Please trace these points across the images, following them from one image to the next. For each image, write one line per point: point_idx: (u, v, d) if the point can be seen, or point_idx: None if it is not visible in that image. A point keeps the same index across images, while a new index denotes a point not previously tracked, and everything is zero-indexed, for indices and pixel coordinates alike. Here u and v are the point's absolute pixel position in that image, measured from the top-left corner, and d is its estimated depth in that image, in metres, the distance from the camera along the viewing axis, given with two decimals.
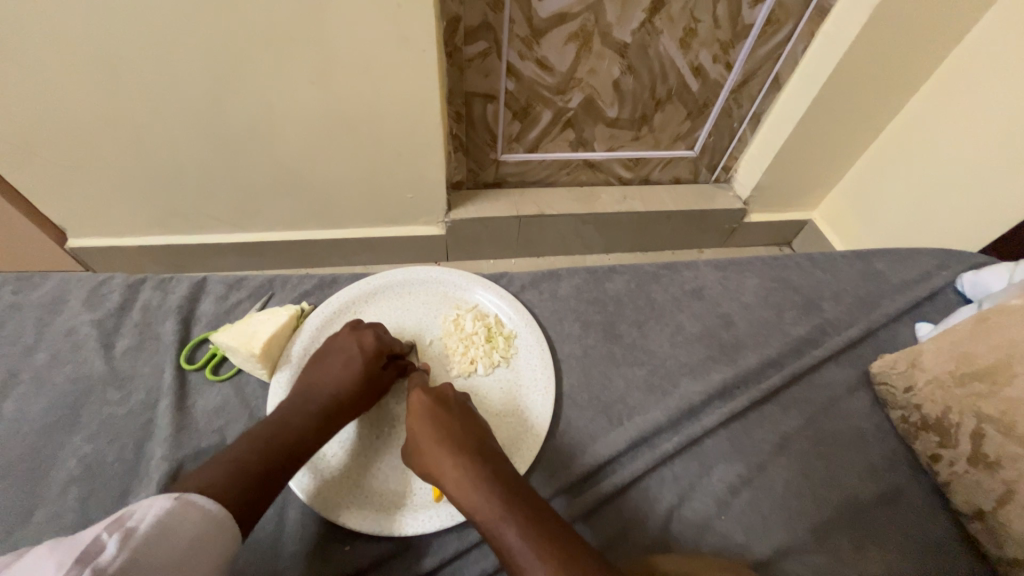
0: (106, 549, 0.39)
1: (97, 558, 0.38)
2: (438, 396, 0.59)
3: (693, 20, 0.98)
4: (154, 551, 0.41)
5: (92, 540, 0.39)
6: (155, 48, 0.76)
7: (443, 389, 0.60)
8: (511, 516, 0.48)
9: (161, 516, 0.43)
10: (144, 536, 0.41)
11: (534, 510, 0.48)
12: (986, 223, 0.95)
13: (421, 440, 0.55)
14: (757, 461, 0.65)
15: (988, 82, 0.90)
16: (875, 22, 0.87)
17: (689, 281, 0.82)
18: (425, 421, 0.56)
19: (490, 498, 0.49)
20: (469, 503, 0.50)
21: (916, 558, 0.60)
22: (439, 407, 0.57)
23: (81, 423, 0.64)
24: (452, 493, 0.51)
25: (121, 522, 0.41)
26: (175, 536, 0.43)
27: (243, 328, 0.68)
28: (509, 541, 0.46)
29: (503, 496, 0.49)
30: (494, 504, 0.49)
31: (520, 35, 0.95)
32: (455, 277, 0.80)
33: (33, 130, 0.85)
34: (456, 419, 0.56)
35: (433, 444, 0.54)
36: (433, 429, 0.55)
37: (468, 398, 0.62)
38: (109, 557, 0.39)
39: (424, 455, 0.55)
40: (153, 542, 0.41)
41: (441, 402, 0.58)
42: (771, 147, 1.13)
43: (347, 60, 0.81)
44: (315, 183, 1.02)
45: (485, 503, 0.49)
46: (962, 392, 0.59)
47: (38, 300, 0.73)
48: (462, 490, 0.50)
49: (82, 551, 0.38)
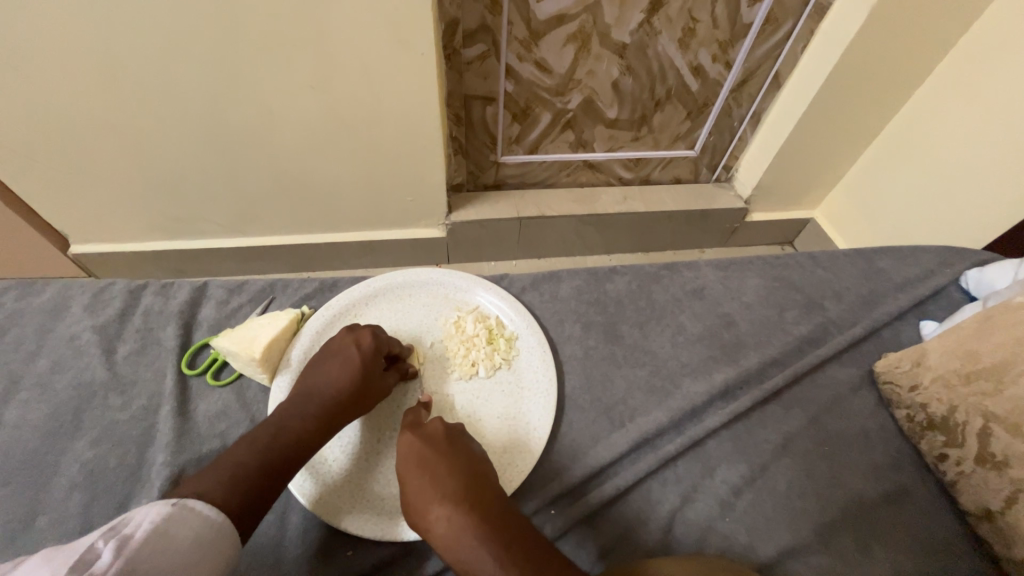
0: (101, 557, 0.39)
1: (91, 565, 0.38)
2: (428, 436, 0.57)
3: (692, 20, 0.98)
4: (152, 558, 0.41)
5: (87, 548, 0.39)
6: (153, 54, 0.76)
7: (432, 424, 0.59)
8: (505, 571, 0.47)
9: (158, 522, 0.43)
10: (141, 542, 0.41)
11: (527, 565, 0.48)
12: (989, 220, 0.94)
13: (409, 487, 0.54)
14: (760, 462, 0.64)
15: (990, 79, 0.90)
16: (874, 20, 0.86)
17: (689, 281, 0.82)
18: (413, 468, 0.55)
19: (484, 551, 0.48)
20: (460, 557, 0.49)
21: (923, 559, 0.59)
22: (426, 450, 0.56)
23: (83, 428, 0.64)
24: (442, 545, 0.50)
25: (118, 529, 0.41)
26: (172, 544, 0.43)
27: (243, 332, 0.68)
28: None
29: (497, 550, 0.48)
30: (487, 559, 0.48)
31: (519, 37, 0.95)
32: (455, 279, 0.79)
33: (33, 136, 0.85)
34: (444, 462, 0.55)
35: (420, 492, 0.53)
36: (421, 476, 0.54)
37: (463, 431, 0.60)
38: (105, 564, 0.39)
39: (412, 506, 0.53)
40: (151, 547, 0.41)
41: (428, 442, 0.57)
42: (771, 146, 1.13)
43: (345, 64, 0.81)
44: (315, 187, 1.02)
45: (477, 558, 0.48)
46: (968, 390, 0.59)
47: (40, 306, 0.74)
48: (452, 545, 0.50)
49: (77, 560, 0.38)
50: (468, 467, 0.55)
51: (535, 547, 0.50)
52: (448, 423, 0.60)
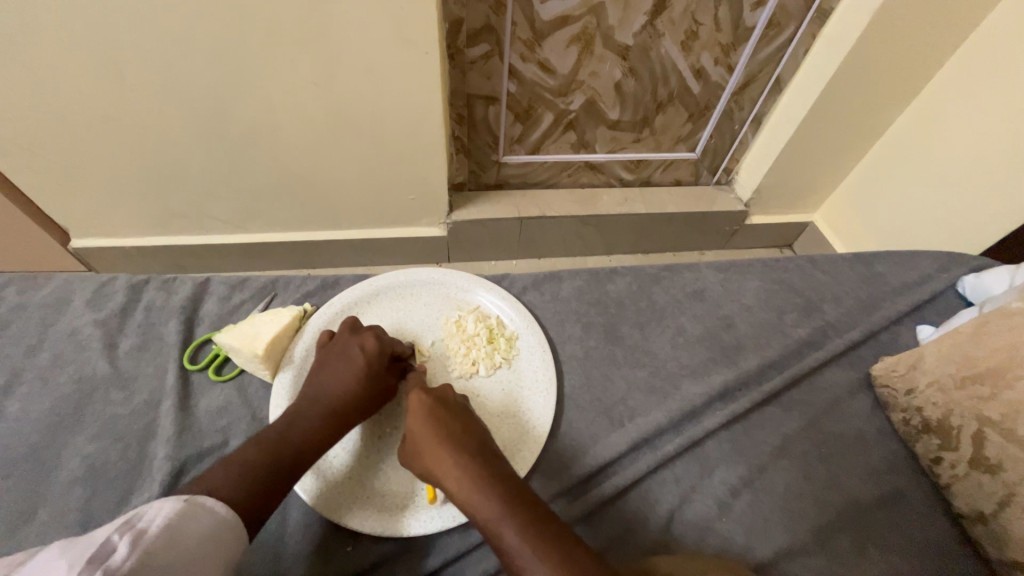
0: (116, 550, 0.39)
1: (108, 559, 0.38)
2: (439, 396, 0.58)
3: (695, 23, 0.98)
4: (165, 552, 0.41)
5: (103, 542, 0.39)
6: (159, 49, 0.77)
7: (443, 389, 0.60)
8: (512, 515, 0.48)
9: (171, 518, 0.44)
10: (154, 537, 0.42)
11: (534, 511, 0.48)
12: (987, 226, 0.95)
13: (418, 438, 0.55)
14: (758, 463, 0.65)
15: (989, 86, 0.90)
16: (875, 26, 0.87)
17: (690, 283, 0.82)
18: (425, 419, 0.55)
19: (491, 497, 0.49)
20: (470, 501, 0.50)
21: (917, 560, 0.60)
22: (437, 405, 0.57)
23: (85, 423, 0.64)
24: (452, 490, 0.51)
25: (132, 523, 0.42)
26: (184, 539, 0.43)
27: (245, 328, 0.68)
28: (510, 542, 0.47)
29: (504, 496, 0.49)
30: (495, 505, 0.49)
31: (522, 37, 0.96)
32: (456, 278, 0.80)
33: (37, 130, 0.86)
34: (455, 418, 0.56)
35: (430, 443, 0.54)
36: (433, 427, 0.55)
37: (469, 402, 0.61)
38: (120, 558, 0.39)
39: (424, 455, 0.54)
40: (164, 542, 0.42)
41: (441, 401, 0.58)
42: (771, 150, 1.13)
43: (349, 62, 0.82)
44: (317, 184, 1.02)
45: (485, 502, 0.49)
46: (963, 394, 0.59)
47: (42, 300, 0.74)
48: (462, 491, 0.50)
49: (93, 553, 0.38)
50: (476, 426, 0.56)
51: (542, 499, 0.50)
52: (457, 393, 0.61)
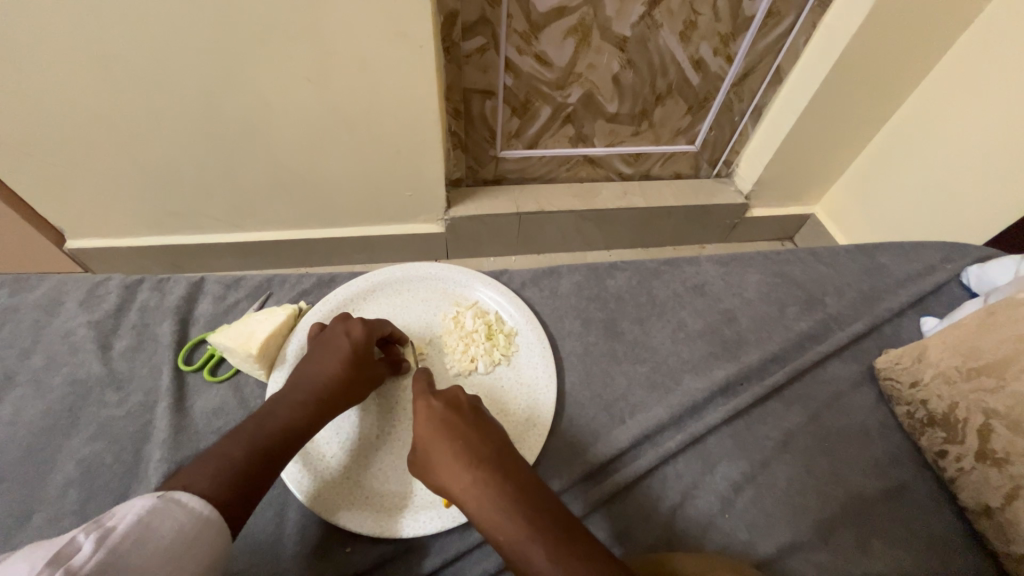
0: (80, 550, 0.38)
1: (70, 559, 0.37)
2: (451, 402, 0.56)
3: (693, 13, 0.97)
4: (135, 551, 0.40)
5: (67, 541, 0.38)
6: (148, 46, 0.75)
7: (454, 392, 0.58)
8: (537, 536, 0.46)
9: (143, 515, 0.42)
10: (122, 536, 0.40)
11: (559, 530, 0.47)
12: (991, 216, 0.94)
13: (434, 451, 0.53)
14: (761, 458, 0.64)
15: (993, 74, 0.89)
16: (876, 15, 0.86)
17: (690, 277, 0.81)
18: (438, 431, 0.53)
19: (514, 516, 0.48)
20: (490, 521, 0.48)
21: (921, 555, 0.59)
22: (450, 414, 0.55)
23: (79, 425, 0.64)
24: (471, 509, 0.49)
25: (101, 522, 0.41)
26: (156, 537, 0.42)
27: (240, 328, 0.67)
28: (536, 565, 0.45)
29: (528, 515, 0.48)
30: (518, 524, 0.47)
31: (518, 30, 0.94)
32: (455, 274, 0.79)
33: (27, 131, 0.85)
34: (469, 427, 0.54)
35: (447, 456, 0.52)
36: (448, 440, 0.53)
37: (480, 399, 0.60)
38: (83, 558, 0.38)
39: (438, 469, 0.52)
40: (133, 542, 0.41)
41: (454, 410, 0.55)
42: (772, 141, 1.12)
43: (341, 56, 0.80)
44: (313, 182, 1.01)
45: (508, 522, 0.47)
46: (969, 386, 0.58)
47: (36, 302, 0.73)
48: (482, 508, 0.49)
49: (56, 552, 0.37)
50: (495, 435, 0.54)
51: (567, 518, 0.49)
52: (469, 393, 0.59)
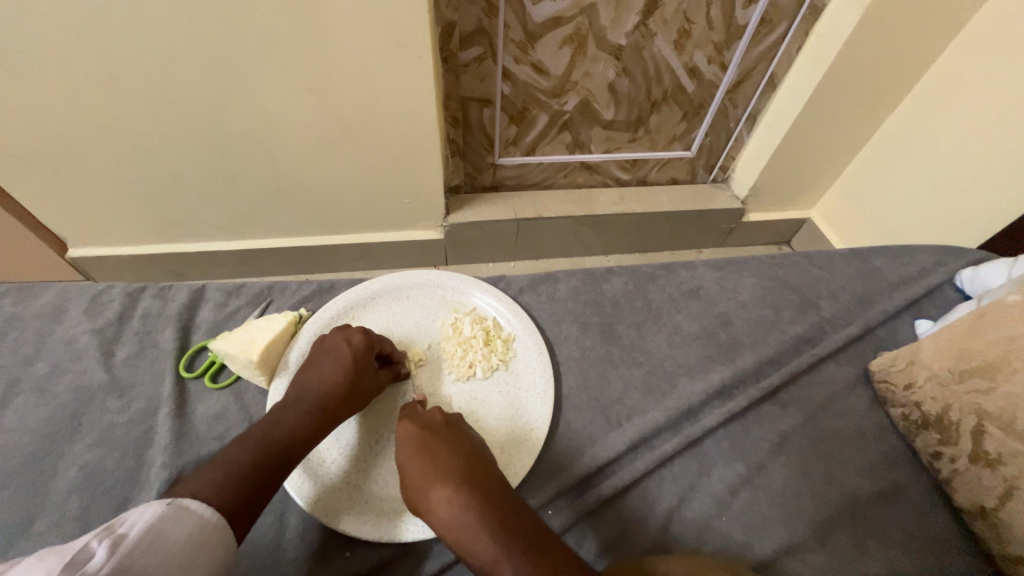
0: (94, 556, 0.39)
1: (85, 564, 0.38)
2: (426, 424, 0.57)
3: (687, 22, 0.98)
4: (146, 558, 0.41)
5: (81, 548, 0.39)
6: (152, 57, 0.77)
7: (431, 415, 0.59)
8: (505, 558, 0.47)
9: (153, 521, 0.43)
10: (134, 542, 0.41)
11: (529, 548, 0.48)
12: (984, 219, 0.95)
13: (408, 473, 0.54)
14: (757, 461, 0.65)
15: (986, 80, 0.90)
16: (867, 23, 0.87)
17: (686, 282, 0.82)
18: (411, 456, 0.55)
19: (482, 538, 0.48)
20: (459, 543, 0.49)
21: (917, 556, 0.59)
22: (424, 436, 0.56)
23: (82, 432, 0.64)
24: (441, 531, 0.50)
25: (113, 529, 0.42)
26: (167, 543, 0.43)
27: (241, 335, 0.68)
28: None
29: (496, 536, 0.49)
30: (487, 546, 0.48)
31: (515, 40, 0.96)
32: (453, 281, 0.80)
33: (33, 141, 0.86)
34: (444, 447, 0.55)
35: (420, 477, 0.53)
36: (419, 461, 0.54)
37: (461, 420, 0.60)
38: (97, 563, 0.39)
39: (412, 491, 0.53)
40: (145, 547, 0.41)
41: (427, 431, 0.57)
42: (767, 147, 1.14)
43: (342, 67, 0.82)
44: (314, 190, 1.03)
45: (476, 544, 0.48)
46: (962, 388, 0.59)
47: (39, 309, 0.74)
48: (451, 529, 0.50)
49: (70, 559, 0.38)
50: (469, 453, 0.55)
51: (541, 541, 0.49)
52: (448, 412, 0.60)
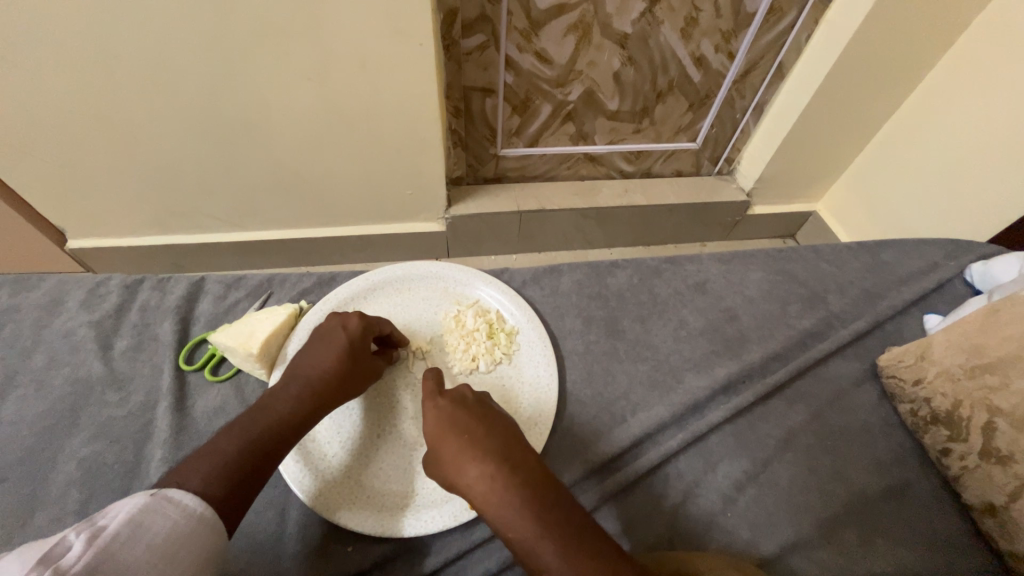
0: (70, 550, 0.38)
1: (59, 559, 0.37)
2: (458, 398, 0.56)
3: (695, 9, 0.96)
4: (125, 551, 0.40)
5: (57, 541, 0.39)
6: (147, 45, 0.75)
7: (460, 390, 0.57)
8: (549, 535, 0.46)
9: (134, 514, 0.42)
10: (113, 534, 0.40)
11: (569, 525, 0.47)
12: (995, 213, 0.93)
13: (442, 447, 0.53)
14: (762, 457, 0.64)
15: (999, 71, 0.88)
16: (879, 12, 0.85)
17: (691, 275, 0.81)
18: (444, 429, 0.53)
19: (523, 514, 0.47)
20: (499, 517, 0.48)
21: (924, 553, 0.59)
22: (457, 410, 0.55)
23: (81, 425, 0.64)
24: (479, 506, 0.49)
25: (92, 522, 0.41)
26: (148, 535, 0.42)
27: (240, 327, 0.67)
28: (548, 563, 0.46)
29: (538, 512, 0.48)
30: (529, 523, 0.47)
31: (519, 27, 0.94)
32: (455, 273, 0.79)
33: (29, 131, 0.85)
34: (478, 422, 0.54)
35: (455, 452, 0.52)
36: (454, 435, 0.53)
37: (488, 396, 0.59)
38: (73, 557, 0.38)
39: (446, 466, 0.52)
40: (124, 540, 0.41)
41: (460, 405, 0.55)
42: (773, 139, 1.12)
43: (342, 55, 0.80)
44: (314, 181, 1.01)
45: (518, 520, 0.47)
46: (973, 385, 0.58)
47: (37, 301, 0.73)
48: (490, 503, 0.49)
49: (46, 553, 0.38)
50: (502, 428, 0.54)
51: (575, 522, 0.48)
52: (475, 389, 0.59)
